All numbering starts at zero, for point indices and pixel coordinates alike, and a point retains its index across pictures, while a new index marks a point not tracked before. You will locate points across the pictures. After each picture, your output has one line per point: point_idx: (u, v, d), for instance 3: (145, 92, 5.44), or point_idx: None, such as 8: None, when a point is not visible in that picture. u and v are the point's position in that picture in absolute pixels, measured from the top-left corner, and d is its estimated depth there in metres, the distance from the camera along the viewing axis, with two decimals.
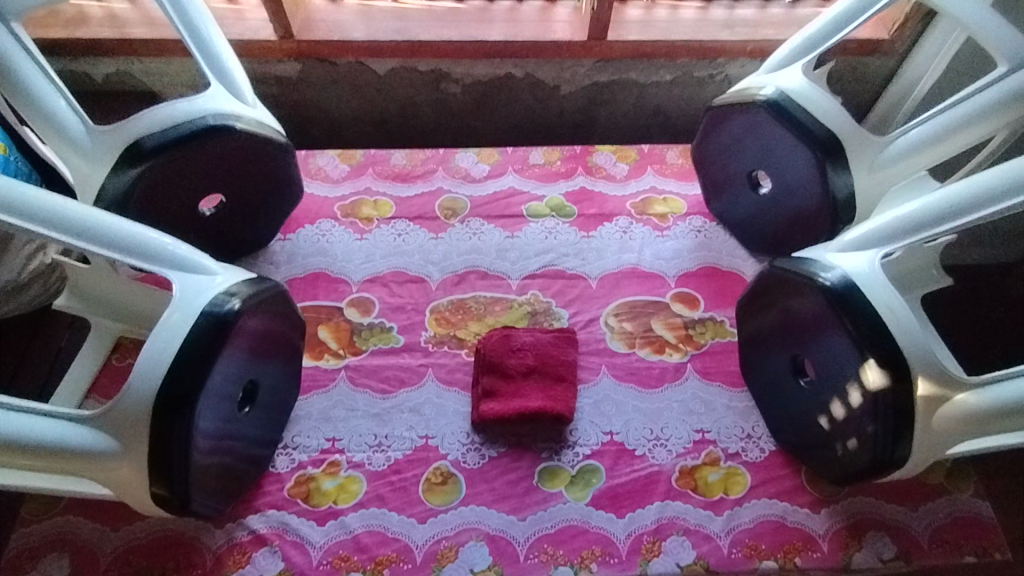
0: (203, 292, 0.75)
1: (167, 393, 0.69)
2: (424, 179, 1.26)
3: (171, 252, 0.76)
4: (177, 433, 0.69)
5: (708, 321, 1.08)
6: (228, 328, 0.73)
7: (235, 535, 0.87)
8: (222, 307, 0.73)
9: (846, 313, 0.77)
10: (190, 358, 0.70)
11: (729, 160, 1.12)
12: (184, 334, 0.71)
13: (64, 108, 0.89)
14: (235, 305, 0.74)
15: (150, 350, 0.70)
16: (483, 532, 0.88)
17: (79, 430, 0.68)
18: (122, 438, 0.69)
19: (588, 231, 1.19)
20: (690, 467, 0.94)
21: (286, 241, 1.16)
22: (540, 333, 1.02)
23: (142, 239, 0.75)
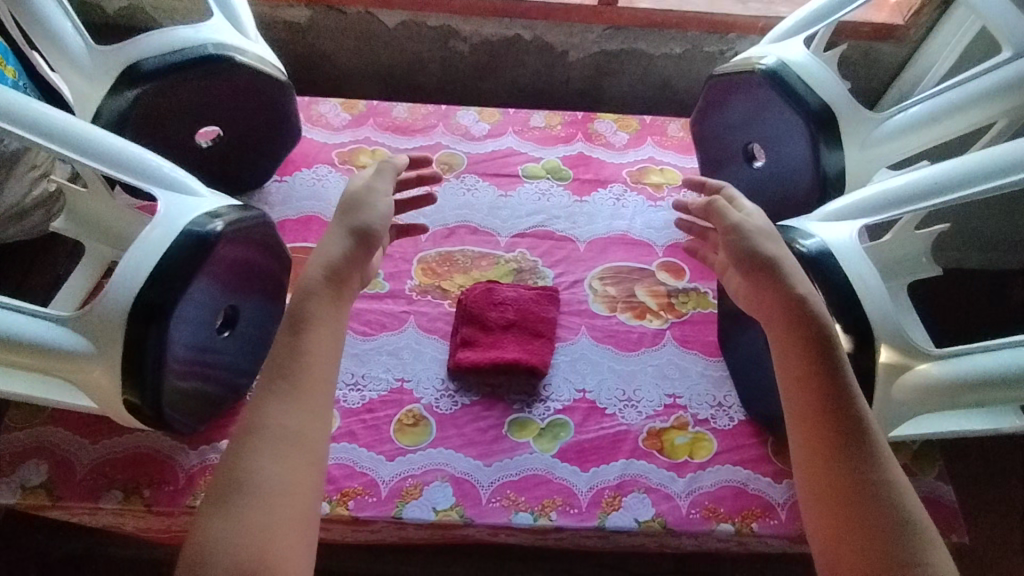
0: (187, 212, 0.76)
1: (142, 303, 0.71)
2: (424, 133, 1.26)
3: (160, 172, 0.78)
4: (151, 342, 0.71)
5: (691, 291, 1.08)
6: (207, 248, 0.74)
7: (207, 457, 0.89)
8: (204, 227, 0.75)
9: (817, 278, 0.77)
10: (168, 272, 0.72)
11: (728, 133, 1.11)
12: (164, 249, 0.73)
13: (69, 30, 0.90)
14: (217, 227, 0.75)
15: (131, 261, 0.72)
16: (448, 474, 0.90)
17: (60, 332, 0.72)
18: (98, 342, 0.72)
19: (582, 196, 1.20)
20: (658, 429, 0.95)
21: (282, 183, 1.18)
22: (524, 291, 1.04)
23: (134, 156, 0.77)
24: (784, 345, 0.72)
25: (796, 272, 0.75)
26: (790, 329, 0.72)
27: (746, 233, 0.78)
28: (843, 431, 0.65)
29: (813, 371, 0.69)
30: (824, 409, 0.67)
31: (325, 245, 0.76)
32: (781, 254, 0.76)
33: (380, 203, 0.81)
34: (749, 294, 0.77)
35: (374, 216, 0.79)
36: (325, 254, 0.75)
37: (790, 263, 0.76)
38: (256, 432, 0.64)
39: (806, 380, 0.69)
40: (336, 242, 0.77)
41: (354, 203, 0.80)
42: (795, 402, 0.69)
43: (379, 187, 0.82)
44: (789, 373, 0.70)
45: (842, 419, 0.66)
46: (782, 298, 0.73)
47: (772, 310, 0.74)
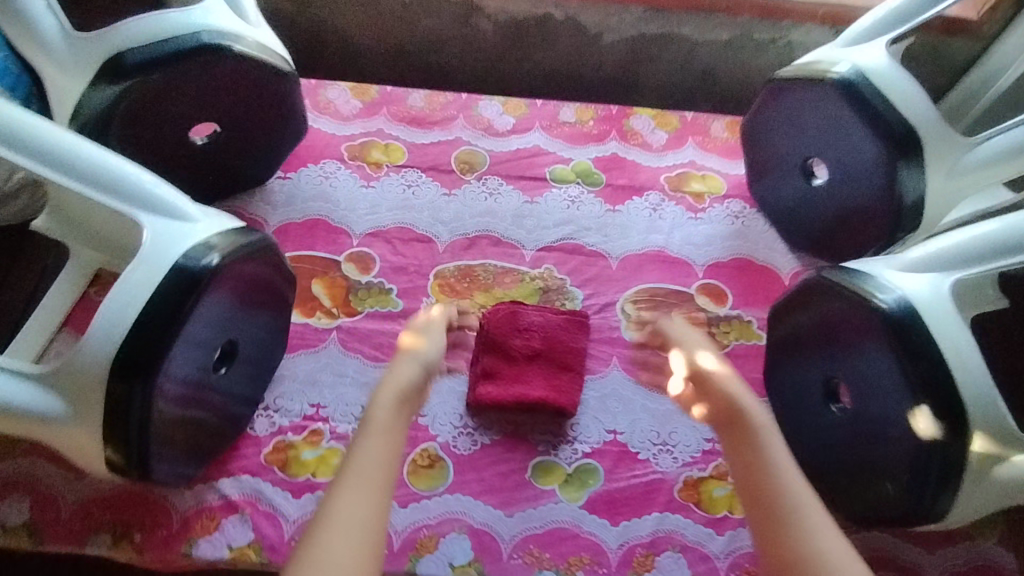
0: (178, 243, 0.66)
1: (123, 351, 0.62)
2: (442, 126, 1.14)
3: (145, 190, 0.66)
4: (134, 398, 0.62)
5: (734, 320, 0.99)
6: (199, 287, 0.65)
7: (204, 498, 0.82)
8: (197, 262, 0.65)
9: (901, 346, 0.68)
10: (154, 320, 0.62)
11: (785, 142, 0.99)
12: (151, 291, 0.63)
13: (42, 11, 0.77)
14: (212, 261, 0.66)
15: (111, 306, 0.62)
16: (466, 525, 0.83)
17: (32, 391, 0.62)
18: (75, 403, 0.62)
19: (615, 204, 1.08)
20: (695, 478, 0.88)
21: (286, 180, 1.06)
22: (551, 315, 0.94)
23: (115, 173, 0.65)
24: (733, 449, 0.71)
25: (740, 386, 0.77)
26: (737, 438, 0.71)
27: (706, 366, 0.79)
28: (784, 513, 0.62)
29: (757, 465, 0.68)
30: (762, 497, 0.65)
31: (392, 380, 0.74)
32: (727, 374, 0.78)
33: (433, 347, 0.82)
34: (705, 412, 0.78)
35: (434, 351, 0.81)
36: (393, 390, 0.73)
37: (733, 380, 0.77)
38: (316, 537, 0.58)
39: (751, 474, 0.67)
40: (403, 374, 0.75)
41: (413, 347, 0.80)
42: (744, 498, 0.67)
43: (438, 334, 0.83)
44: (739, 475, 0.69)
45: (785, 502, 0.63)
46: (731, 413, 0.74)
47: (722, 424, 0.74)
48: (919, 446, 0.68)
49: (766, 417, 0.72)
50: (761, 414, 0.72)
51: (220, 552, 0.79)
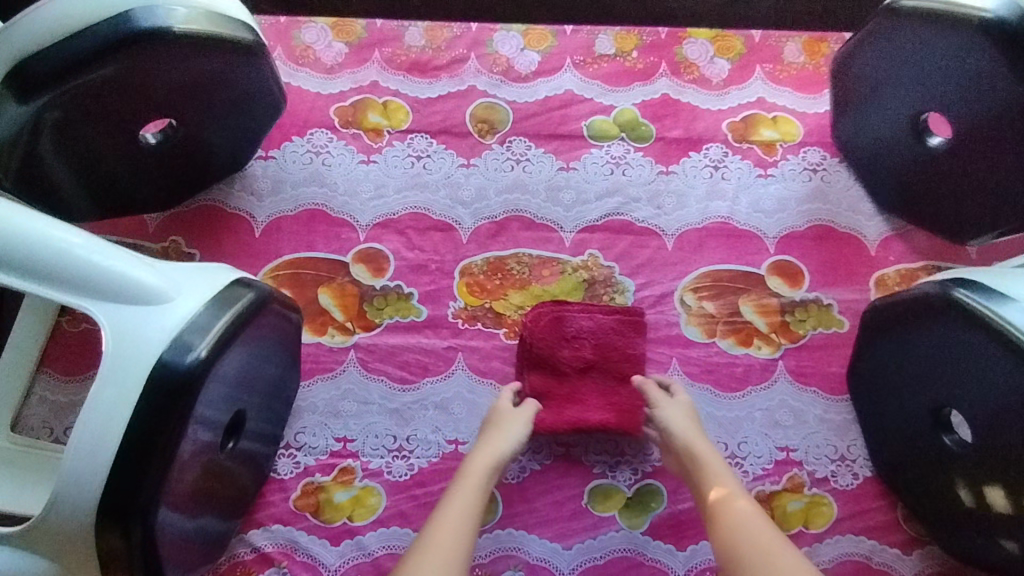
0: (149, 335, 0.53)
1: (112, 488, 0.51)
2: (450, 72, 0.92)
3: (94, 266, 0.52)
4: (133, 543, 0.52)
5: (810, 304, 0.86)
6: (189, 395, 0.52)
7: (236, 552, 0.75)
8: (181, 361, 0.52)
9: None
10: (140, 444, 0.51)
11: (893, 87, 0.80)
12: (130, 407, 0.51)
13: None
14: (198, 356, 0.53)
15: (84, 435, 0.50)
16: (522, 561, 0.76)
17: (3, 553, 0.52)
18: (61, 559, 0.53)
19: (668, 165, 0.90)
20: (768, 493, 0.80)
21: (269, 161, 0.88)
22: (602, 317, 0.81)
23: (50, 250, 0.51)
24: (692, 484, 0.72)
25: (691, 422, 0.75)
26: (690, 472, 0.72)
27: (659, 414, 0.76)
28: (735, 540, 0.64)
29: (710, 497, 0.69)
30: (716, 526, 0.66)
31: (484, 451, 0.72)
32: (679, 410, 0.76)
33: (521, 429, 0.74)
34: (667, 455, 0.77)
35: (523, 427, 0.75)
36: (483, 463, 0.71)
37: (684, 417, 0.76)
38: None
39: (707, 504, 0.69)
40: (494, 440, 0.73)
41: (501, 424, 0.75)
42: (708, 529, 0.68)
43: (527, 411, 0.76)
44: (701, 508, 0.70)
45: (732, 527, 0.65)
46: (687, 452, 0.73)
47: (678, 463, 0.75)
48: None
49: (709, 451, 0.72)
50: (704, 445, 0.73)
51: None
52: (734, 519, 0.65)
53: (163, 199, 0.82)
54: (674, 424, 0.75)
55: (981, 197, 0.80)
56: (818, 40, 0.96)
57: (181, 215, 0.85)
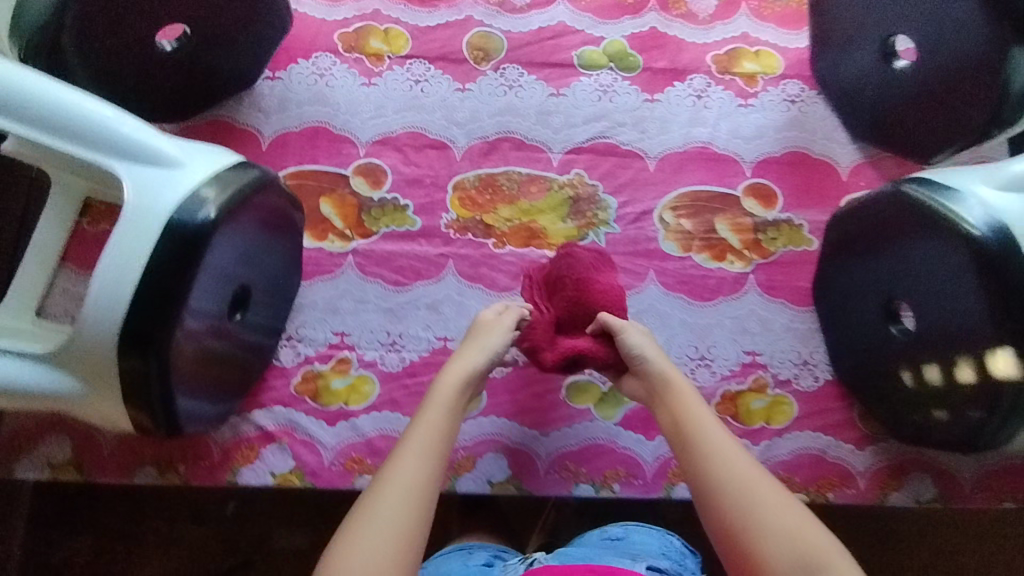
0: (165, 192, 0.58)
1: (130, 327, 0.57)
2: (449, 3, 0.97)
3: (116, 131, 0.58)
4: (152, 369, 0.59)
5: (783, 224, 0.91)
6: (200, 246, 0.58)
7: (241, 429, 0.82)
8: (193, 216, 0.58)
9: (999, 284, 0.59)
10: (155, 282, 0.57)
11: (866, 9, 0.85)
12: (148, 251, 0.57)
13: None
14: (210, 214, 0.58)
15: (106, 272, 0.56)
16: (503, 445, 0.83)
17: (37, 372, 0.59)
18: (88, 380, 0.59)
19: (654, 92, 0.95)
20: (733, 392, 0.86)
21: (276, 81, 0.93)
22: (576, 256, 0.82)
23: (79, 115, 0.58)
24: (659, 409, 0.71)
25: (659, 350, 0.73)
26: (660, 398, 0.71)
27: (630, 343, 0.73)
28: (709, 461, 0.62)
29: (680, 421, 0.67)
30: (688, 448, 0.65)
31: (461, 360, 0.71)
32: (647, 339, 0.74)
33: (502, 337, 0.74)
34: (633, 382, 0.76)
35: (506, 339, 0.75)
36: (460, 372, 0.70)
37: (652, 345, 0.74)
38: (377, 483, 0.59)
39: (677, 428, 0.67)
40: (473, 348, 0.73)
41: (482, 330, 0.75)
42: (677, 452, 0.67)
43: (509, 321, 0.76)
44: (669, 431, 0.68)
45: (706, 449, 0.63)
46: (658, 379, 0.71)
47: (646, 390, 0.73)
48: (996, 387, 0.62)
49: (678, 377, 0.71)
50: (673, 372, 0.71)
51: (263, 478, 0.81)
52: (707, 442, 0.64)
53: (173, 109, 0.88)
54: (641, 350, 0.73)
55: (940, 120, 0.81)
56: None
57: (191, 126, 0.91)
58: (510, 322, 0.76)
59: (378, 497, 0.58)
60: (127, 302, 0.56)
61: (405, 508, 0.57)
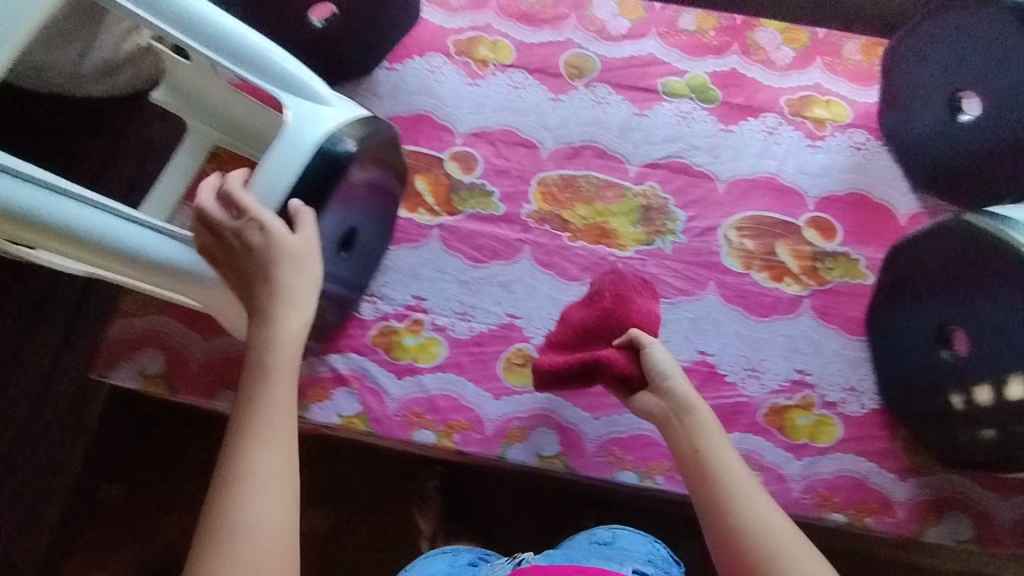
0: (314, 124, 0.69)
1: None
2: (553, 25, 1.08)
3: (282, 69, 0.70)
4: None
5: (840, 256, 0.96)
6: (340, 170, 0.69)
7: (317, 370, 0.89)
8: (335, 146, 0.68)
9: None
10: (300, 197, 0.68)
11: (934, 68, 0.94)
12: (298, 169, 0.68)
13: None
14: (349, 146, 0.69)
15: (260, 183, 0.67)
16: (555, 421, 0.87)
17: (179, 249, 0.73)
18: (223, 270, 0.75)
19: (729, 124, 1.04)
20: (781, 405, 0.89)
21: (391, 72, 1.04)
22: (619, 277, 0.85)
23: (255, 51, 0.69)
24: (673, 434, 0.72)
25: (685, 379, 0.75)
26: (680, 426, 0.72)
27: (655, 361, 0.76)
28: (732, 500, 0.65)
29: (702, 451, 0.69)
30: (707, 481, 0.67)
31: (288, 310, 0.64)
32: (672, 365, 0.76)
33: (303, 270, 0.66)
34: (649, 399, 0.76)
35: (283, 268, 0.65)
36: (284, 327, 0.64)
37: (678, 372, 0.75)
38: (244, 476, 0.56)
39: (698, 458, 0.69)
40: (275, 301, 0.64)
41: (284, 258, 0.65)
42: (689, 480, 0.69)
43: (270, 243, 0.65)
44: (684, 457, 0.70)
45: (724, 487, 0.66)
46: (678, 408, 0.73)
47: (662, 413, 0.74)
48: None
49: (702, 407, 0.72)
50: (700, 404, 0.73)
51: (330, 417, 0.87)
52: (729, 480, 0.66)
53: None
54: (669, 375, 0.75)
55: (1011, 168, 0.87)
56: (876, 44, 1.08)
57: None
58: (304, 245, 0.66)
59: (258, 489, 0.56)
60: (271, 211, 0.67)
61: (284, 525, 0.55)
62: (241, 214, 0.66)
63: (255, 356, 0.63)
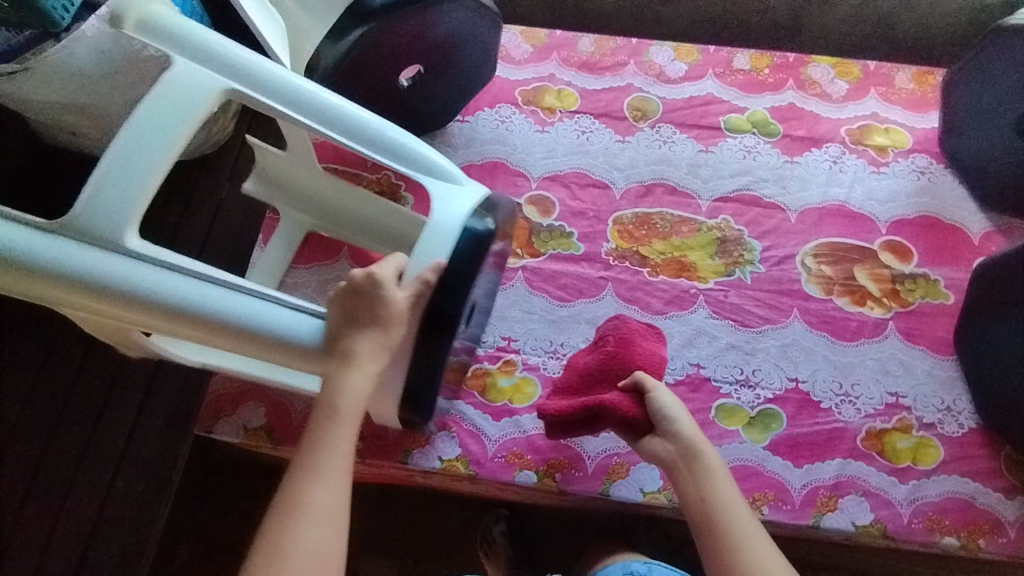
0: (457, 206, 0.75)
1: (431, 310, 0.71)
2: (614, 72, 1.14)
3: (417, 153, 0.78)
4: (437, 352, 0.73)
5: (919, 278, 0.98)
6: (485, 245, 0.72)
7: None
8: (479, 225, 0.73)
9: None
10: (454, 276, 0.71)
11: (996, 95, 0.95)
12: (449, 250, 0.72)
13: None
14: (490, 223, 0.74)
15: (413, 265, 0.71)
16: None
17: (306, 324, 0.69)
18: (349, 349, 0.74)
19: (793, 155, 1.07)
20: (878, 429, 0.89)
21: (464, 124, 1.10)
22: (620, 326, 0.84)
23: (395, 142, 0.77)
24: (681, 478, 0.73)
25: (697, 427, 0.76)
26: (688, 470, 0.73)
27: (662, 407, 0.75)
28: (732, 547, 0.67)
29: (709, 495, 0.71)
30: (715, 524, 0.69)
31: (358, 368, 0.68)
32: (685, 413, 0.76)
33: (395, 335, 0.69)
34: (658, 445, 0.75)
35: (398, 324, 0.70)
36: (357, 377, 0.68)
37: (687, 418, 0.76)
38: (299, 509, 0.62)
39: (708, 504, 0.71)
40: (367, 359, 0.68)
41: (389, 324, 0.69)
42: (695, 526, 0.71)
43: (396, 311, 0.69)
44: (691, 504, 0.71)
45: (729, 533, 0.68)
46: (690, 457, 0.73)
47: (668, 459, 0.75)
48: None
49: (711, 457, 0.73)
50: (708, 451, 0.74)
51: (432, 462, 0.88)
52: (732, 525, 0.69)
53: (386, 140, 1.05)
54: (678, 421, 0.75)
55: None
56: (927, 72, 1.12)
57: None
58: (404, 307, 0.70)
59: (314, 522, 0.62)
60: (442, 266, 0.71)
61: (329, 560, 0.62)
62: (371, 277, 0.69)
63: (322, 406, 0.67)
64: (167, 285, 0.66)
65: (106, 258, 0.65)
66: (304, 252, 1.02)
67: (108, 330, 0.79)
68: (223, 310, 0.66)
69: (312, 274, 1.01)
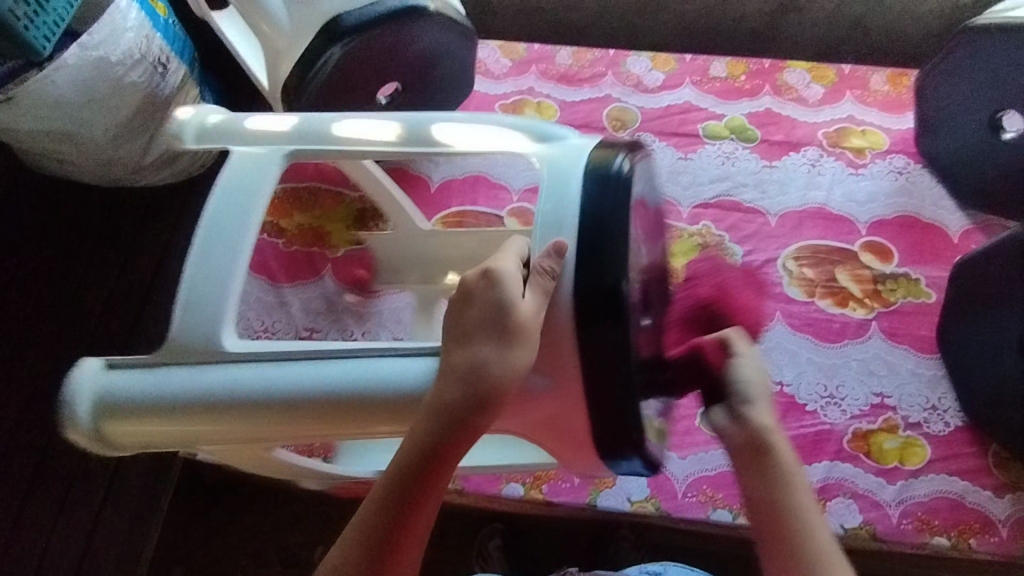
0: (572, 153, 0.61)
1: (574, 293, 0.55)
2: (592, 84, 1.15)
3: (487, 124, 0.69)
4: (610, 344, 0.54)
5: (900, 277, 0.98)
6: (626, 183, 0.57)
7: None
8: (610, 165, 0.58)
9: None
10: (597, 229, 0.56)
11: (965, 97, 0.95)
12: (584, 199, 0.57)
13: None
14: (623, 163, 0.58)
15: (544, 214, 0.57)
16: None
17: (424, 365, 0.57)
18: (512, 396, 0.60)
19: (771, 160, 1.08)
20: (865, 431, 0.89)
21: None
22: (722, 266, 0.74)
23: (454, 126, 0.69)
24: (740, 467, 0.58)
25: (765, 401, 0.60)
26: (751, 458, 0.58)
27: (741, 355, 0.61)
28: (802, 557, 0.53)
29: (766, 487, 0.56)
30: (772, 527, 0.55)
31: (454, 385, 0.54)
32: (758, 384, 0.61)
33: (526, 357, 0.53)
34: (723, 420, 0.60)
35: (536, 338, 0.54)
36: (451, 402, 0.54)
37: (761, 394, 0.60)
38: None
39: (773, 506, 0.56)
40: (500, 387, 0.53)
41: (514, 331, 0.53)
42: (762, 532, 0.56)
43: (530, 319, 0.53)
44: (754, 504, 0.57)
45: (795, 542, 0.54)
46: (754, 443, 0.58)
47: (731, 441, 0.59)
48: None
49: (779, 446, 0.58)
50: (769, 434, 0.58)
51: None
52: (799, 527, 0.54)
53: None
54: (749, 383, 0.60)
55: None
56: (901, 74, 1.13)
57: None
58: (559, 310, 0.55)
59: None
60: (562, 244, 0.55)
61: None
62: (485, 276, 0.55)
63: (410, 452, 0.54)
64: (299, 378, 0.57)
65: (209, 370, 0.59)
66: (288, 270, 1.03)
67: (235, 456, 0.70)
68: (382, 391, 0.57)
69: (296, 292, 1.01)
